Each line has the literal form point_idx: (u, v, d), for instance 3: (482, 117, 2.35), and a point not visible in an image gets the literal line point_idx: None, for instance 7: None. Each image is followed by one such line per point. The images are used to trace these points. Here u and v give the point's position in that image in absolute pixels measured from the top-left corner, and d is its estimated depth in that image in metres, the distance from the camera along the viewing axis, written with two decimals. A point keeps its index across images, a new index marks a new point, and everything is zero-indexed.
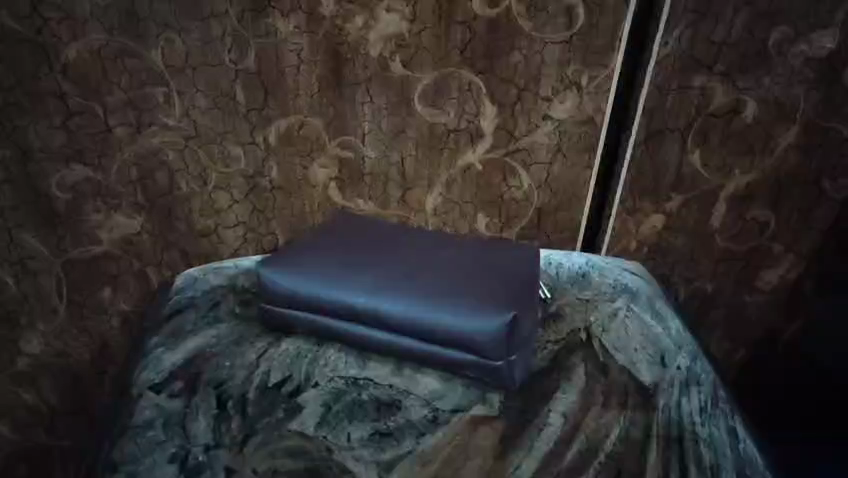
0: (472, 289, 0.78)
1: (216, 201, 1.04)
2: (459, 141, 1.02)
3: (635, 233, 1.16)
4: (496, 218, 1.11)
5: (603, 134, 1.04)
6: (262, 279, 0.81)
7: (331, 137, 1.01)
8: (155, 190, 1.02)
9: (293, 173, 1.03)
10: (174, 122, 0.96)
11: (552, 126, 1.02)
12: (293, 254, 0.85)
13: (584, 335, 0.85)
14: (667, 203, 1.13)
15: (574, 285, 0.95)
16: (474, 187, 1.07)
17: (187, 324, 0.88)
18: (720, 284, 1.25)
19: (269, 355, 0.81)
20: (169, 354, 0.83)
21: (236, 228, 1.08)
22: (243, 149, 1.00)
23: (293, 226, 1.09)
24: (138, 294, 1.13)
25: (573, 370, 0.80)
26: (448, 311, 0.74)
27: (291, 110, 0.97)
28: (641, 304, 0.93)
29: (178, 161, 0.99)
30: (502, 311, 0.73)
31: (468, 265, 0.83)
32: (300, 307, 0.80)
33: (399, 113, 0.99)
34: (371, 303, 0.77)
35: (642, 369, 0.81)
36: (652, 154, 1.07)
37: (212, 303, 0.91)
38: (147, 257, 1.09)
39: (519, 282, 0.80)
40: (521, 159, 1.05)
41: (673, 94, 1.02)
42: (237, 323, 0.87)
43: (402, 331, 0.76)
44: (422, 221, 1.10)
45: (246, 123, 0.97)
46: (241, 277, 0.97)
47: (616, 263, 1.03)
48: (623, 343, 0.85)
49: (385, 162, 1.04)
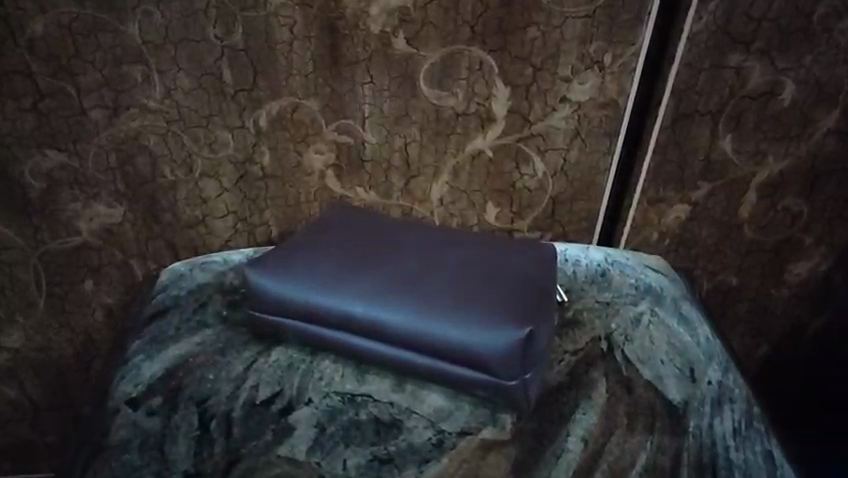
0: (482, 295, 0.69)
1: (203, 189, 0.96)
2: (468, 125, 0.93)
3: (657, 224, 1.07)
4: (507, 208, 1.02)
5: (626, 118, 0.95)
6: (249, 283, 0.73)
7: (328, 122, 0.92)
8: (137, 178, 0.93)
9: (286, 159, 0.94)
10: (155, 104, 0.87)
11: (570, 110, 0.93)
12: (284, 252, 0.76)
13: (605, 344, 0.77)
14: (693, 192, 1.04)
15: (592, 286, 0.87)
16: (484, 175, 0.99)
17: (170, 329, 0.80)
18: (746, 278, 1.17)
19: (258, 366, 0.73)
20: (149, 364, 0.75)
21: (226, 218, 0.99)
22: (231, 134, 0.91)
23: (288, 217, 1.00)
24: (121, 288, 1.05)
25: (593, 386, 0.72)
26: (456, 324, 0.66)
27: (283, 92, 0.88)
28: (666, 308, 0.85)
29: (161, 146, 0.91)
30: (516, 324, 0.65)
31: (477, 265, 0.74)
32: (291, 314, 0.72)
33: (403, 95, 0.90)
34: (370, 312, 0.69)
35: (670, 386, 0.73)
36: (679, 139, 0.98)
37: (198, 303, 0.84)
38: (131, 249, 1.01)
39: (535, 287, 0.71)
40: (536, 145, 0.96)
41: (705, 75, 0.92)
42: (224, 328, 0.79)
43: (404, 344, 0.68)
44: (427, 211, 1.02)
45: (235, 106, 0.88)
46: (230, 274, 0.89)
47: (637, 258, 0.94)
48: (648, 355, 0.77)
49: (387, 149, 0.95)
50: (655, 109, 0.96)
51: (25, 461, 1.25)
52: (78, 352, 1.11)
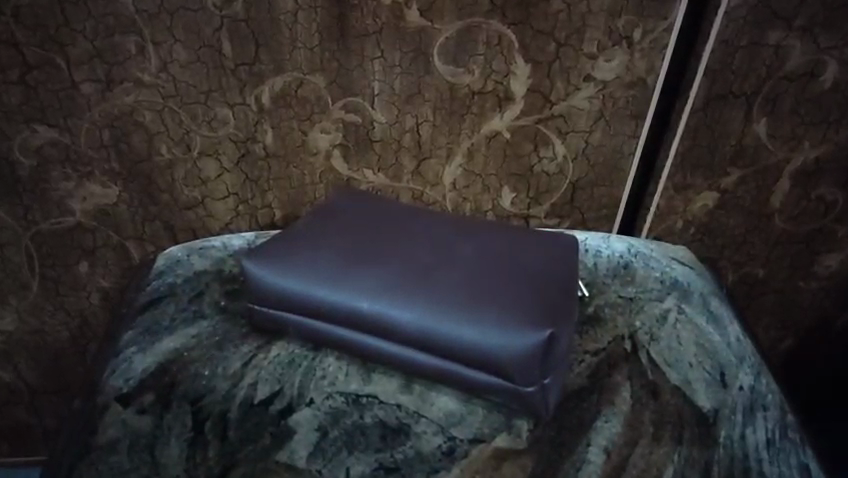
0: (499, 291, 0.64)
1: (202, 169, 0.90)
2: (484, 105, 0.87)
3: (683, 212, 1.01)
4: (524, 193, 0.97)
5: (654, 99, 0.89)
6: (248, 275, 0.68)
7: (335, 99, 0.85)
8: (131, 157, 0.88)
9: (290, 138, 0.88)
10: (150, 79, 0.81)
11: (595, 90, 0.87)
12: (286, 239, 0.71)
13: (629, 344, 0.72)
14: (722, 179, 0.98)
15: (615, 280, 0.82)
16: (500, 158, 0.93)
17: (165, 319, 0.75)
18: (773, 269, 1.11)
19: (256, 363, 0.69)
20: (141, 357, 0.71)
21: (226, 200, 0.94)
22: (232, 111, 0.85)
23: (292, 200, 0.95)
24: (118, 271, 1.00)
25: (617, 390, 0.67)
26: (470, 323, 0.61)
27: (287, 67, 0.82)
28: (694, 305, 0.79)
29: (157, 123, 0.85)
30: (535, 324, 0.60)
31: (494, 257, 0.69)
32: (293, 309, 0.67)
33: (415, 71, 0.84)
34: (377, 308, 0.63)
35: (699, 392, 0.68)
36: (711, 122, 0.92)
37: (195, 292, 0.79)
38: (127, 231, 0.96)
39: (556, 282, 0.66)
40: (556, 127, 0.90)
41: (742, 53, 0.86)
42: (222, 320, 0.75)
43: (414, 343, 0.63)
44: (439, 195, 0.96)
45: (235, 81, 0.82)
46: (229, 261, 0.84)
47: (662, 250, 0.89)
48: (676, 356, 0.71)
49: (398, 129, 0.89)
50: (686, 90, 0.89)
51: (22, 444, 1.21)
52: (74, 336, 1.07)
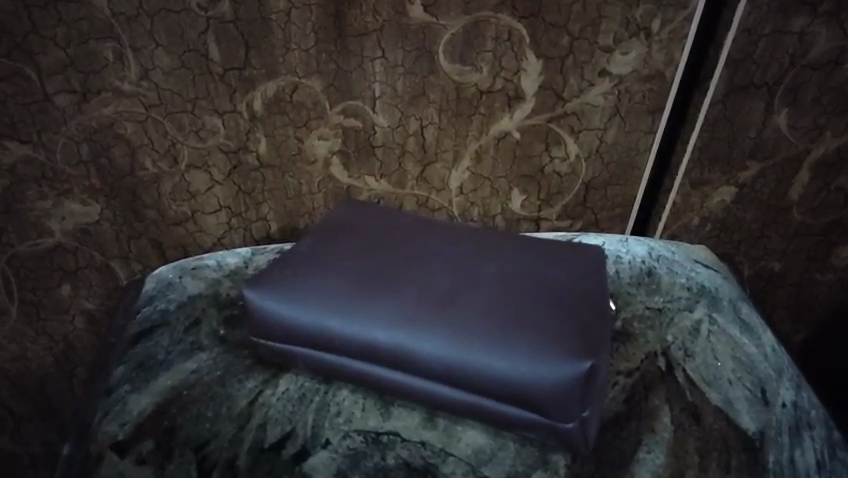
0: (529, 315, 0.58)
1: (190, 183, 0.83)
2: (493, 105, 0.81)
3: (700, 209, 0.97)
4: (534, 195, 0.91)
5: (673, 92, 0.83)
6: (251, 306, 0.62)
7: (334, 103, 0.79)
8: (113, 172, 0.81)
9: (285, 147, 0.82)
10: (131, 88, 0.74)
11: (610, 84, 0.81)
12: (290, 264, 0.65)
13: (663, 362, 0.67)
14: (741, 173, 0.93)
15: (639, 289, 0.77)
16: (509, 160, 0.87)
17: (159, 353, 0.69)
18: (790, 263, 1.07)
19: (264, 400, 0.63)
20: (136, 397, 0.64)
21: (218, 214, 0.87)
22: (221, 119, 0.78)
23: (289, 211, 0.88)
24: (103, 293, 0.93)
25: (656, 416, 0.62)
26: (501, 354, 0.55)
27: (280, 71, 0.75)
28: (725, 314, 0.74)
29: (140, 135, 0.78)
30: (572, 353, 0.55)
31: (520, 276, 0.63)
32: (302, 341, 0.61)
33: (419, 71, 0.77)
34: (397, 340, 0.58)
35: (742, 414, 0.64)
36: (730, 115, 0.87)
37: (190, 321, 0.73)
38: (111, 251, 0.89)
39: (589, 302, 0.60)
40: (569, 125, 0.84)
41: (765, 42, 0.80)
42: (222, 353, 0.68)
43: (438, 376, 0.58)
44: (445, 201, 0.90)
45: (225, 87, 0.76)
46: (226, 283, 0.77)
47: (684, 253, 0.84)
48: (714, 374, 0.67)
49: (401, 132, 0.83)
50: (706, 82, 0.84)
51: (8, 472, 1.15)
52: (59, 361, 1.00)
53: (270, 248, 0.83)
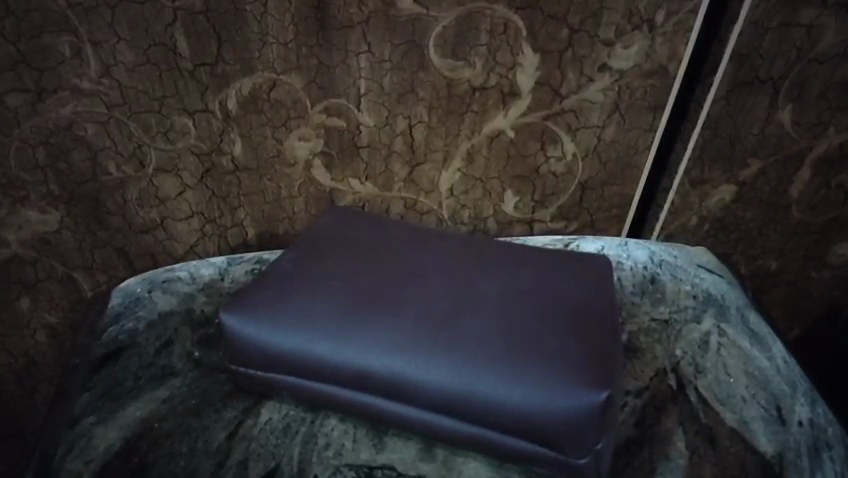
0: (537, 338, 0.54)
1: (159, 187, 0.77)
2: (486, 102, 0.76)
3: (698, 208, 0.93)
4: (528, 197, 0.86)
5: (675, 88, 0.78)
6: (231, 331, 0.56)
7: (315, 101, 0.73)
8: (73, 177, 0.74)
9: (263, 149, 0.76)
10: (91, 86, 0.67)
11: (611, 79, 0.76)
12: (273, 284, 0.60)
13: (674, 380, 0.64)
14: (742, 171, 0.89)
15: (643, 299, 0.72)
16: (502, 159, 0.82)
17: (128, 379, 0.63)
18: (786, 262, 1.02)
19: (245, 433, 0.58)
20: (103, 431, 0.59)
21: (190, 220, 0.81)
22: (192, 119, 0.72)
23: (266, 216, 0.82)
24: (66, 306, 0.86)
25: (669, 440, 0.59)
26: (508, 383, 0.51)
27: (256, 66, 0.69)
28: (734, 324, 0.70)
29: (102, 136, 0.71)
30: (587, 382, 0.50)
31: (524, 294, 0.58)
32: (287, 368, 0.56)
33: (408, 66, 0.72)
34: (393, 368, 0.53)
35: (758, 435, 0.60)
36: (733, 111, 0.83)
37: (161, 342, 0.67)
38: (73, 261, 0.82)
39: (600, 321, 0.56)
40: (566, 123, 0.79)
41: (772, 35, 0.76)
42: (197, 381, 0.63)
43: (438, 408, 0.53)
44: (434, 203, 0.85)
45: (195, 84, 0.69)
46: (200, 298, 0.71)
47: (686, 256, 0.79)
48: (727, 391, 0.63)
49: (388, 132, 0.77)
50: (709, 76, 0.80)
51: None
52: (20, 377, 0.93)
53: (247, 257, 0.76)
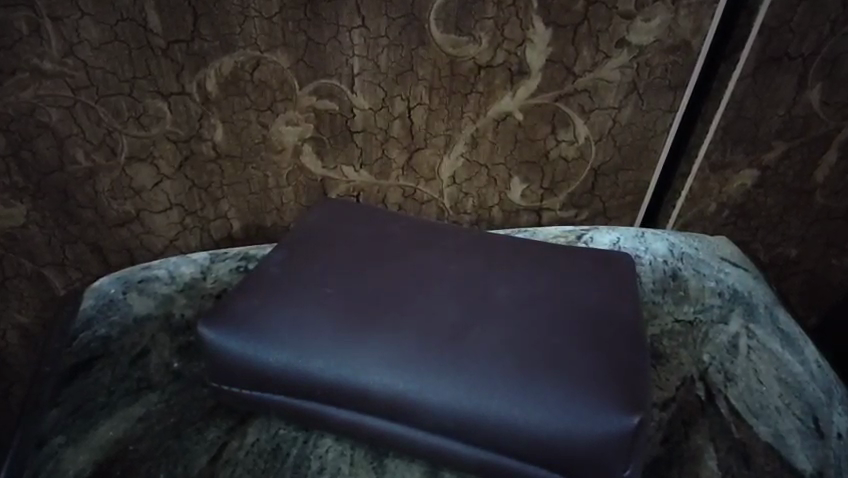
0: (556, 353, 0.48)
1: (133, 178, 0.70)
2: (493, 81, 0.69)
3: (718, 194, 0.86)
4: (536, 184, 0.79)
5: (698, 65, 0.72)
6: (212, 344, 0.50)
7: (304, 82, 0.66)
8: (38, 168, 0.67)
9: (247, 134, 0.69)
10: (53, 67, 0.60)
11: (629, 56, 0.69)
12: (261, 289, 0.53)
13: (702, 389, 0.58)
14: (765, 154, 0.83)
15: (665, 297, 0.66)
16: (509, 144, 0.75)
17: (100, 394, 0.57)
18: (807, 249, 0.96)
19: (229, 457, 0.52)
20: (72, 453, 0.52)
21: (169, 213, 0.74)
22: (167, 103, 0.65)
23: (253, 207, 0.76)
24: (37, 305, 0.80)
25: (700, 460, 0.53)
26: (527, 405, 0.45)
27: (237, 44, 0.62)
28: (762, 324, 0.65)
29: (68, 122, 0.64)
30: (615, 404, 0.45)
31: (540, 301, 0.53)
32: (276, 386, 0.50)
33: (406, 43, 0.65)
34: (397, 387, 0.47)
35: (796, 450, 0.54)
36: (759, 91, 0.76)
37: (136, 351, 0.61)
38: (43, 257, 0.75)
39: (624, 333, 0.51)
40: (579, 104, 0.72)
41: (804, 7, 0.69)
42: (176, 396, 0.57)
43: (447, 431, 0.47)
44: (434, 192, 0.78)
45: (170, 64, 0.62)
46: (180, 301, 0.65)
47: (708, 249, 0.73)
48: (760, 401, 0.57)
49: (384, 115, 0.70)
50: (735, 52, 0.73)
51: None
52: None
53: (231, 253, 0.71)
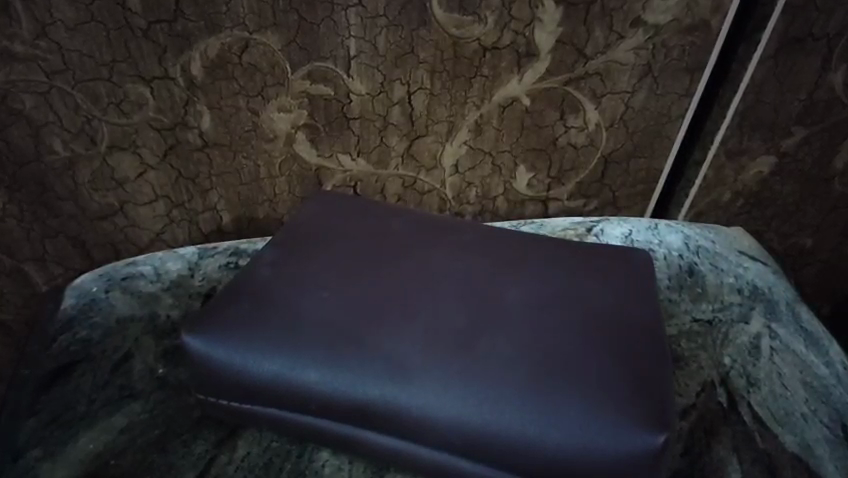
0: (573, 364, 0.45)
1: (115, 167, 0.66)
2: (499, 64, 0.65)
3: (733, 182, 0.82)
4: (543, 172, 0.75)
5: (717, 46, 0.67)
6: (200, 354, 0.46)
7: (297, 65, 0.62)
8: (13, 158, 0.63)
9: (235, 121, 0.65)
10: (25, 49, 0.56)
11: (644, 37, 0.65)
12: (251, 292, 0.49)
13: (724, 395, 0.55)
14: (784, 140, 0.79)
15: (682, 295, 0.63)
16: (515, 131, 0.71)
17: (80, 402, 0.53)
18: (823, 239, 0.92)
19: (218, 473, 0.48)
20: (49, 468, 0.48)
21: (154, 205, 0.70)
22: (149, 88, 0.60)
23: (244, 198, 0.71)
24: (17, 302, 0.75)
25: (723, 473, 0.50)
26: (543, 421, 0.42)
27: (223, 24, 0.58)
28: (785, 323, 0.61)
29: (43, 109, 0.60)
30: (637, 422, 0.42)
31: (552, 306, 0.49)
32: (269, 399, 0.46)
33: (406, 22, 0.60)
34: (401, 402, 0.43)
35: (825, 462, 0.51)
36: (780, 74, 0.72)
37: (118, 356, 0.57)
38: (22, 252, 0.71)
39: (644, 341, 0.47)
40: (590, 88, 0.68)
41: None
42: (160, 405, 0.53)
43: (454, 449, 0.43)
44: (436, 182, 0.74)
45: (152, 46, 0.58)
46: (166, 300, 0.61)
47: (725, 241, 0.69)
48: (786, 408, 0.54)
49: (383, 101, 0.66)
50: (756, 32, 0.68)
51: None
52: None
53: (221, 248, 0.67)
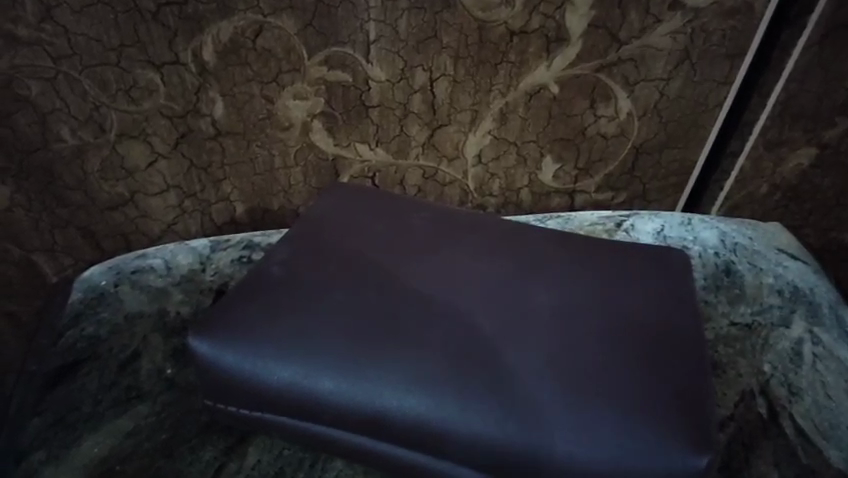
0: (603, 374, 0.42)
1: (125, 156, 0.63)
2: (526, 50, 0.61)
3: (770, 175, 0.78)
4: (571, 164, 0.71)
5: (760, 30, 0.63)
6: (207, 359, 0.44)
7: (313, 50, 0.59)
8: (19, 145, 0.60)
9: (249, 109, 0.62)
10: (29, 33, 0.53)
11: (681, 20, 0.61)
12: (261, 293, 0.47)
13: (764, 406, 0.52)
14: (827, 131, 0.74)
15: (718, 296, 0.59)
16: (542, 120, 0.67)
17: (85, 403, 0.51)
18: None
19: None
20: (52, 473, 0.47)
21: (166, 195, 0.67)
22: (159, 74, 0.57)
23: (257, 189, 0.69)
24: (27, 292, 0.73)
25: None
26: (572, 437, 0.39)
27: (236, 6, 0.55)
28: (828, 328, 0.57)
29: (49, 95, 0.57)
30: (673, 439, 0.39)
31: (580, 310, 0.46)
32: (279, 408, 0.43)
33: (429, 5, 0.57)
34: (419, 414, 0.40)
35: None
36: (826, 61, 0.67)
37: (126, 354, 0.55)
38: (31, 242, 0.67)
39: (679, 349, 0.44)
40: (623, 75, 0.64)
41: None
42: (168, 408, 0.51)
43: (474, 465, 0.41)
44: (458, 173, 0.71)
45: (162, 29, 0.55)
46: (176, 296, 0.59)
47: (763, 237, 0.65)
48: (831, 420, 0.50)
49: (403, 88, 0.63)
50: (801, 16, 0.64)
51: None
52: None
53: (232, 240, 0.64)
